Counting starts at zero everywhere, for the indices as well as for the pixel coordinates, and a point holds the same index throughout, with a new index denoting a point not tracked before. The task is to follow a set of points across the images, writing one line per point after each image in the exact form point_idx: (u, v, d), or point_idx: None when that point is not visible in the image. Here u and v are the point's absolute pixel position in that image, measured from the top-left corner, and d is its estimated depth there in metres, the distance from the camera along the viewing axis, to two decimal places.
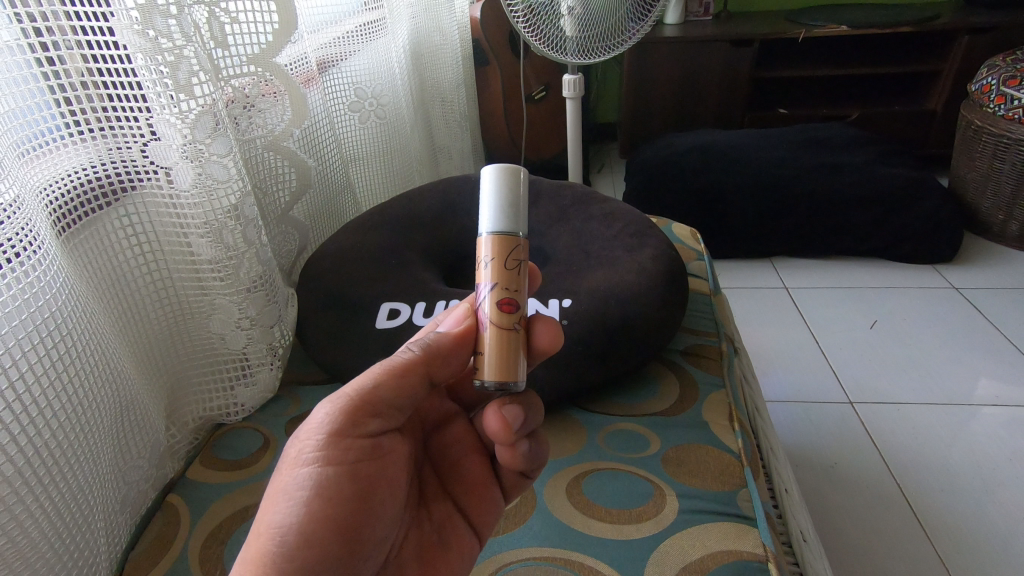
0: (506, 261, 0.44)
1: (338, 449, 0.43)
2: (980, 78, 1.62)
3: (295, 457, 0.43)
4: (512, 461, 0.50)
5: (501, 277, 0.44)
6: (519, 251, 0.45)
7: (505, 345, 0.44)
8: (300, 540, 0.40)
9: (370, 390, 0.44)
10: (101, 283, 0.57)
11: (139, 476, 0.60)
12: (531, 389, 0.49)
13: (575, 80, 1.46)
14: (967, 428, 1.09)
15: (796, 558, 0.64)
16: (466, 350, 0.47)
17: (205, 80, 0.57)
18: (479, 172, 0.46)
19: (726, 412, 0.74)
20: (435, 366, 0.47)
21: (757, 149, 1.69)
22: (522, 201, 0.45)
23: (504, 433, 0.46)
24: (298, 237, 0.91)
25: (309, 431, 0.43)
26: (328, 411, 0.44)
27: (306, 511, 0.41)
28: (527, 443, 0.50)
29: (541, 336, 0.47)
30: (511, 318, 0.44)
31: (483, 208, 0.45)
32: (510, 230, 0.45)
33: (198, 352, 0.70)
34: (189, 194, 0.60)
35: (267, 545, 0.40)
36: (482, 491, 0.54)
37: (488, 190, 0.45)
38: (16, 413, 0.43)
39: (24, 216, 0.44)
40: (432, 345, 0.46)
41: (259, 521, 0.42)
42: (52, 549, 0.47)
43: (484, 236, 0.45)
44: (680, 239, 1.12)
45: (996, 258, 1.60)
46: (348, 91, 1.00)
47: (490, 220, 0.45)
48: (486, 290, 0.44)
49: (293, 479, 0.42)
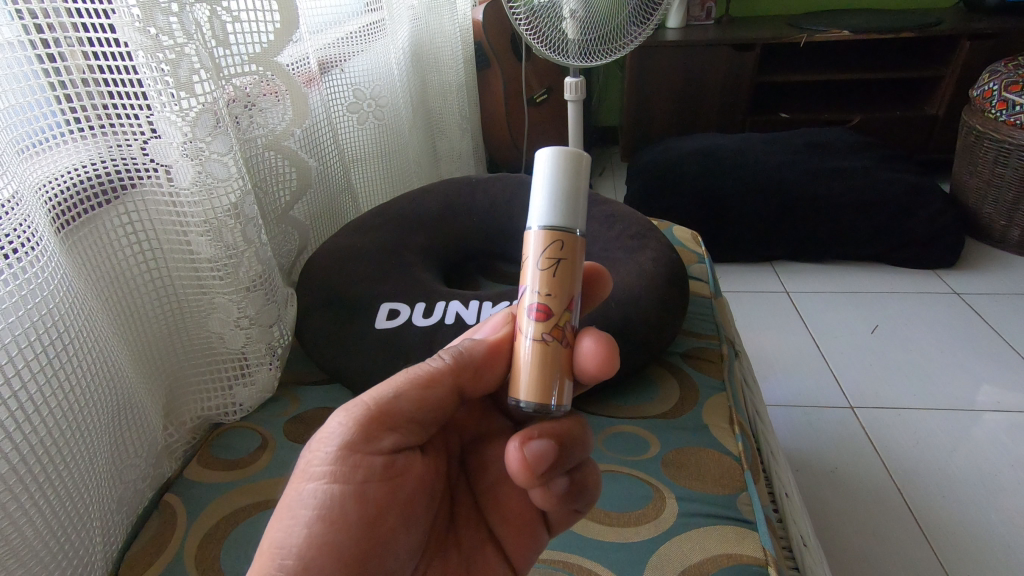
0: (553, 262, 0.43)
1: (347, 465, 0.42)
2: (981, 84, 1.62)
3: (304, 471, 0.43)
4: (546, 500, 0.46)
5: (545, 283, 0.43)
6: (565, 249, 0.43)
7: (540, 358, 0.43)
8: (302, 563, 0.40)
9: (389, 401, 0.44)
10: (101, 283, 0.57)
11: (135, 476, 0.60)
12: (574, 419, 0.46)
13: (577, 83, 1.46)
14: (969, 433, 1.09)
15: (797, 564, 0.64)
16: (501, 357, 0.47)
17: (206, 78, 0.57)
18: (536, 155, 0.44)
19: (727, 415, 0.74)
20: (466, 375, 0.47)
21: (759, 152, 1.69)
22: (579, 191, 0.44)
23: (520, 473, 0.43)
24: (298, 237, 0.91)
25: (321, 442, 0.43)
26: (342, 423, 0.43)
27: (308, 534, 0.41)
28: (562, 481, 0.47)
29: (588, 353, 0.45)
30: (543, 327, 0.43)
31: (535, 199, 0.44)
32: (565, 227, 0.43)
33: (199, 352, 0.70)
34: (190, 193, 0.60)
35: (271, 567, 0.40)
36: (518, 520, 0.51)
37: (544, 174, 0.43)
38: (12, 410, 0.43)
39: (23, 211, 0.44)
40: (463, 354, 0.46)
41: (266, 538, 0.42)
42: (47, 548, 0.46)
43: (533, 230, 0.44)
44: (681, 242, 1.12)
45: (998, 263, 1.60)
46: (348, 92, 1.00)
47: (541, 215, 0.43)
48: (528, 294, 0.44)
49: (301, 493, 0.42)
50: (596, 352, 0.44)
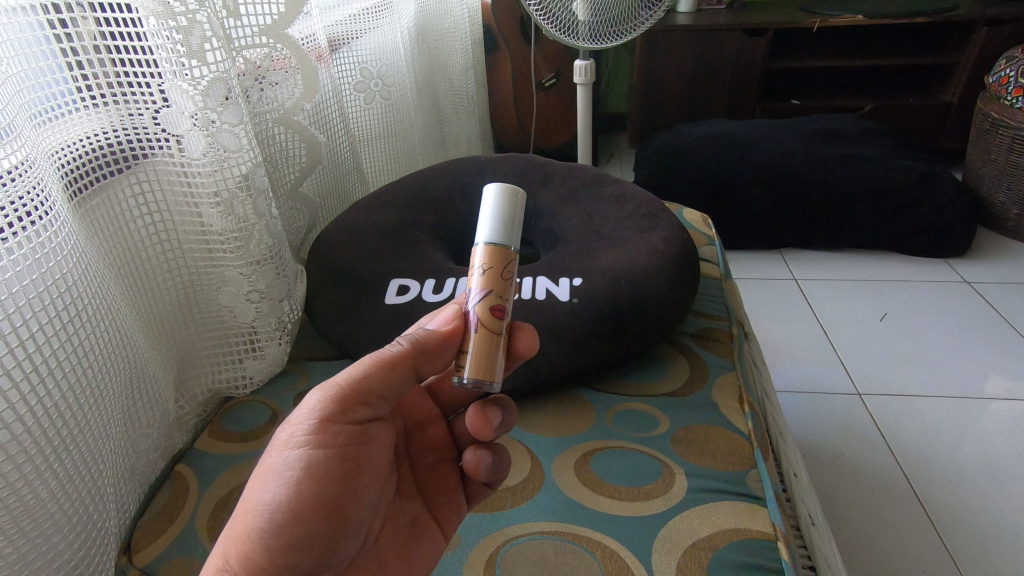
0: (496, 271, 0.46)
1: (328, 433, 0.43)
2: (997, 70, 1.60)
3: (285, 440, 0.42)
4: (475, 469, 0.52)
5: (493, 285, 0.46)
6: (511, 263, 0.46)
7: (489, 347, 0.45)
8: (290, 516, 0.40)
9: (361, 379, 0.44)
10: (113, 253, 0.57)
11: (146, 445, 0.60)
12: (506, 393, 0.52)
13: (587, 66, 1.44)
14: (978, 422, 1.08)
15: (804, 542, 0.64)
16: (450, 350, 0.47)
17: (217, 46, 0.57)
18: (482, 188, 0.48)
19: (736, 394, 0.73)
20: (424, 360, 0.47)
21: (770, 137, 1.67)
22: (519, 217, 0.47)
23: (484, 429, 0.49)
24: (308, 213, 0.91)
25: (300, 415, 0.43)
26: (319, 396, 0.44)
27: (293, 493, 0.41)
28: (491, 454, 0.52)
29: (523, 343, 0.49)
30: (498, 322, 0.46)
31: (482, 219, 0.47)
32: (505, 243, 0.46)
33: (209, 329, 0.70)
34: (200, 163, 0.60)
35: (255, 521, 0.40)
36: (451, 490, 0.54)
37: (490, 204, 0.46)
38: (25, 372, 0.43)
39: (36, 175, 0.44)
40: (422, 340, 0.46)
41: (246, 498, 0.42)
42: (61, 510, 0.47)
43: (480, 245, 0.46)
44: (691, 225, 1.11)
45: (1010, 252, 1.58)
46: (354, 70, 0.99)
47: (487, 231, 0.46)
48: (474, 297, 0.46)
49: (283, 460, 0.42)
50: (527, 342, 0.49)
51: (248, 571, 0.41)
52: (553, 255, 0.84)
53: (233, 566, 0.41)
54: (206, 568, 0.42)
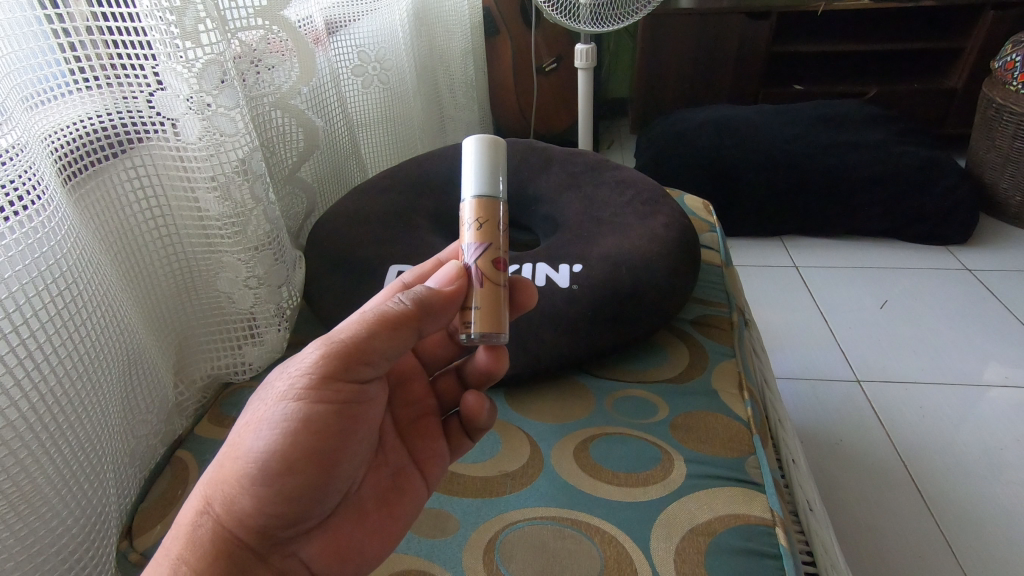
0: (487, 224, 0.47)
1: (327, 388, 0.43)
2: (1004, 55, 1.57)
3: (281, 390, 0.42)
4: (478, 408, 0.54)
5: (489, 237, 0.46)
6: (501, 213, 0.48)
7: (494, 297, 0.46)
8: (281, 465, 0.41)
9: (363, 339, 0.43)
10: (109, 238, 0.57)
11: (146, 431, 0.61)
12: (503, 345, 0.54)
13: (588, 50, 1.42)
14: (975, 409, 1.08)
15: (802, 528, 0.64)
16: (454, 309, 0.46)
17: (212, 28, 0.56)
18: (461, 144, 0.49)
19: (736, 381, 0.73)
20: (427, 319, 0.45)
21: (772, 124, 1.65)
22: (502, 169, 0.49)
23: (497, 363, 0.54)
24: (305, 199, 0.90)
25: (297, 368, 0.43)
26: (318, 352, 0.43)
27: (284, 442, 0.41)
28: (491, 400, 0.55)
29: (525, 293, 0.51)
30: (500, 273, 0.46)
31: (466, 175, 0.48)
32: (492, 194, 0.47)
33: (207, 314, 0.70)
34: (196, 148, 0.59)
35: (243, 468, 0.41)
36: (438, 446, 0.55)
37: (472, 158, 0.47)
38: (19, 358, 0.43)
39: (28, 158, 0.43)
40: (425, 298, 0.44)
41: (235, 443, 0.42)
42: (59, 496, 0.47)
43: (468, 200, 0.47)
44: (692, 211, 1.10)
45: (1013, 239, 1.57)
46: (352, 54, 0.98)
47: (473, 185, 0.47)
48: (469, 250, 0.47)
49: (277, 410, 0.42)
50: (525, 290, 0.51)
51: (232, 515, 0.41)
52: (553, 241, 0.84)
53: (216, 509, 0.41)
54: (187, 509, 0.42)
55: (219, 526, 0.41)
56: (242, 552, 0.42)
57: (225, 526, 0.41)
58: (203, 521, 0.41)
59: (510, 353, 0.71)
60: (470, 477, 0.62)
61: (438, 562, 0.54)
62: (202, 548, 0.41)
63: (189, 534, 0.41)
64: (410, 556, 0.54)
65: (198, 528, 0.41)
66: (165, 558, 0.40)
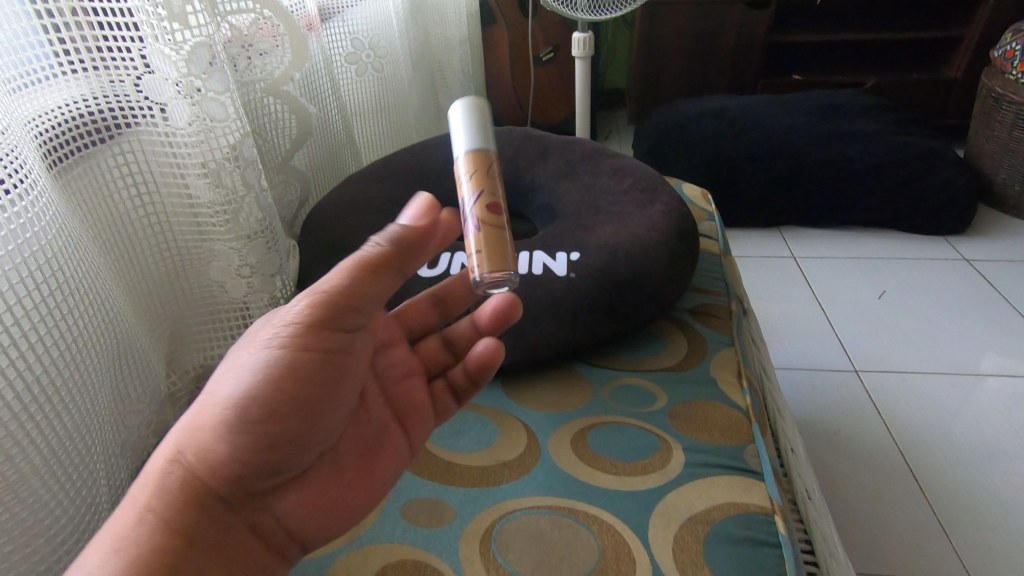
0: (482, 173, 0.49)
1: (310, 337, 0.42)
2: (1004, 44, 1.56)
3: (263, 339, 0.43)
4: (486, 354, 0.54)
5: (484, 185, 0.48)
6: (494, 164, 0.50)
7: (498, 238, 0.47)
8: (259, 411, 0.41)
9: (345, 287, 0.43)
10: (97, 222, 0.56)
11: (138, 421, 0.60)
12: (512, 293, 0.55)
13: (585, 39, 1.41)
14: (974, 399, 1.08)
15: (801, 516, 0.64)
16: (431, 248, 0.45)
17: (200, 10, 0.55)
18: (448, 110, 0.52)
19: (734, 369, 0.73)
20: (409, 259, 0.44)
21: (771, 114, 1.64)
22: (489, 128, 0.52)
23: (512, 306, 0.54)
24: (299, 187, 0.88)
25: (282, 317, 0.43)
26: (303, 302, 0.43)
27: (264, 389, 0.41)
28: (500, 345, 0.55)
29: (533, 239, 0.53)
30: (500, 216, 0.48)
31: (456, 135, 0.51)
32: (482, 147, 0.50)
33: (198, 300, 0.68)
34: (186, 133, 0.58)
35: (220, 414, 0.41)
36: (422, 407, 0.54)
37: (460, 119, 0.51)
38: (7, 345, 0.42)
39: (10, 141, 0.42)
40: (402, 238, 0.43)
41: (215, 390, 0.42)
42: (47, 487, 0.46)
43: (460, 156, 0.50)
44: (691, 200, 1.09)
45: (1012, 230, 1.56)
46: (345, 41, 0.96)
47: (464, 142, 0.50)
48: (469, 199, 0.48)
49: (258, 357, 0.42)
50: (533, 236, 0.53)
51: (204, 463, 0.41)
52: (550, 230, 0.83)
53: (190, 457, 0.41)
54: (159, 459, 0.41)
55: (190, 476, 0.40)
56: (213, 501, 0.41)
57: (197, 475, 0.41)
58: (175, 470, 0.40)
59: (507, 342, 0.71)
60: (467, 466, 0.61)
61: (434, 552, 0.53)
62: (171, 497, 0.40)
63: (159, 482, 0.40)
64: (406, 545, 0.54)
65: (168, 477, 0.40)
66: (132, 507, 0.39)
